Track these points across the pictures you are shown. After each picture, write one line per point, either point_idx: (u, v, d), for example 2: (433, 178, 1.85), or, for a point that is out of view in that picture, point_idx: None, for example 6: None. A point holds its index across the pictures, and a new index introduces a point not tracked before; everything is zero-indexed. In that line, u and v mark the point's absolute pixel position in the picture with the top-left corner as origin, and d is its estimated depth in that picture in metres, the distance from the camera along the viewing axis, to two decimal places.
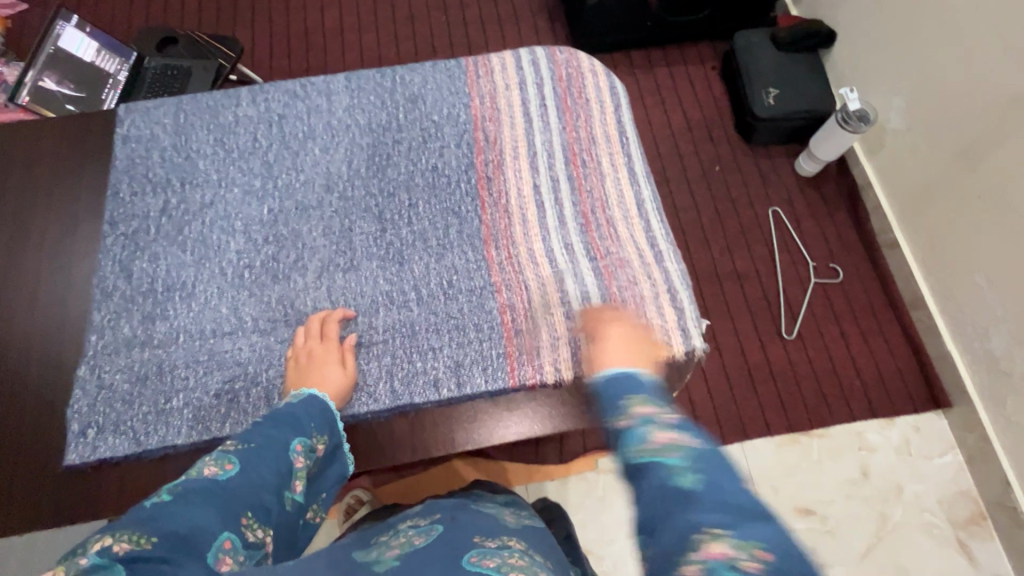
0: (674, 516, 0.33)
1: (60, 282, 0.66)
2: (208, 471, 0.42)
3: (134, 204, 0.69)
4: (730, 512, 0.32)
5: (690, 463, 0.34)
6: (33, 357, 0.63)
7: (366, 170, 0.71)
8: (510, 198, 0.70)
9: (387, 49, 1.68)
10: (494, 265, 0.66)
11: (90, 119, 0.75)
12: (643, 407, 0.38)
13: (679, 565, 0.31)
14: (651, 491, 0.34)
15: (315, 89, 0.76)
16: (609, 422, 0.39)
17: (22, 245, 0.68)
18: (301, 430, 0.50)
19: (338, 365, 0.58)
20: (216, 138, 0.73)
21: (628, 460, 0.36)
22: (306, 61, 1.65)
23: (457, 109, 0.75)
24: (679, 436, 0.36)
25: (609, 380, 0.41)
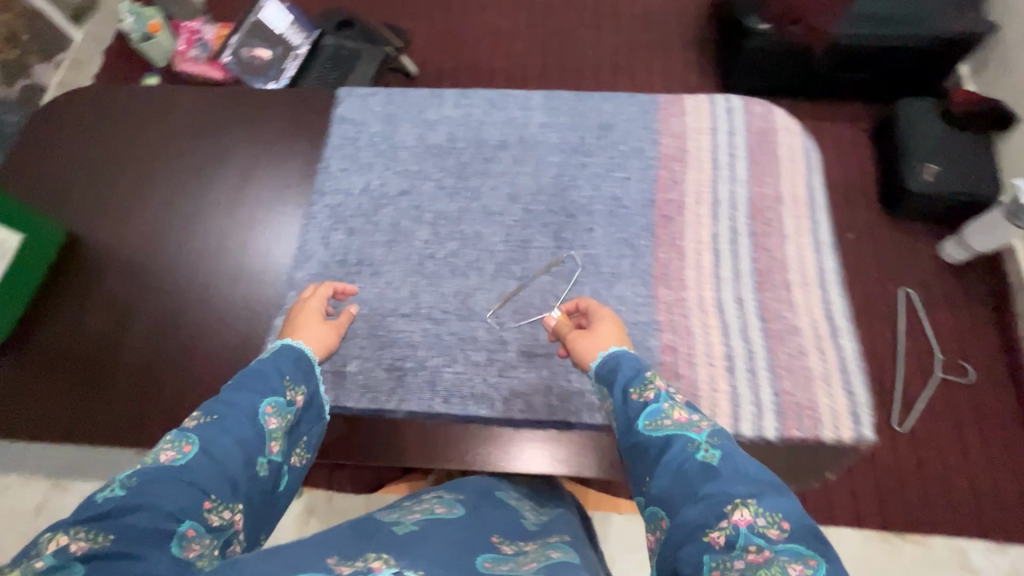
0: (700, 491, 0.43)
1: (273, 232, 0.75)
2: (166, 456, 0.46)
3: (341, 179, 0.76)
4: (751, 484, 0.42)
5: (710, 439, 0.46)
6: (241, 288, 0.72)
7: (552, 187, 0.74)
8: (686, 241, 0.70)
9: (534, 61, 1.73)
10: (661, 304, 0.67)
11: (313, 94, 0.83)
12: (657, 382, 0.53)
13: (703, 532, 0.40)
14: (671, 459, 0.46)
15: (514, 102, 0.80)
16: (631, 394, 0.53)
17: (244, 190, 0.78)
18: (271, 389, 0.55)
19: (319, 313, 0.65)
20: (419, 132, 0.78)
21: (646, 431, 0.49)
22: (457, 61, 1.75)
23: (646, 143, 0.76)
24: (693, 413, 0.49)
25: (617, 365, 0.55)
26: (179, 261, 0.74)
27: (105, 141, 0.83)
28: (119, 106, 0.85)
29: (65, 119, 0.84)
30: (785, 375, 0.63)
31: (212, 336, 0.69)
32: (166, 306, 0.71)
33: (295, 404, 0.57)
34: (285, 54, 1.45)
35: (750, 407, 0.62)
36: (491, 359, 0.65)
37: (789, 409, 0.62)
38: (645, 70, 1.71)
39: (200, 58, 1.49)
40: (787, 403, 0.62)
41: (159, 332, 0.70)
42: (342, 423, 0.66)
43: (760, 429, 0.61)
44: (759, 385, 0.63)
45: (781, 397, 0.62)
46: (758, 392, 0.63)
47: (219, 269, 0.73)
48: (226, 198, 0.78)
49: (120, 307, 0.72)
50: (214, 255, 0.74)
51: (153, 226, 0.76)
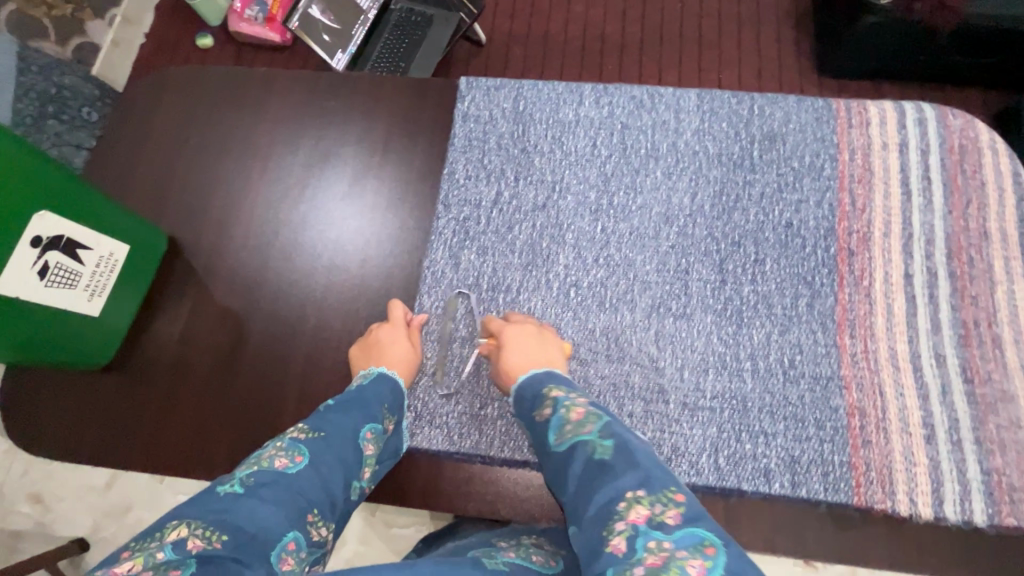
0: (600, 491, 0.40)
1: (371, 231, 0.67)
2: (278, 463, 0.44)
3: (468, 188, 0.68)
4: (639, 472, 0.40)
5: (602, 435, 0.44)
6: (319, 276, 0.66)
7: (711, 208, 0.64)
8: (875, 281, 0.61)
9: (613, 29, 1.38)
10: (846, 355, 0.58)
11: (429, 82, 0.72)
12: (557, 392, 0.50)
13: (606, 539, 0.37)
14: (579, 465, 0.43)
15: (664, 102, 0.69)
16: (536, 415, 0.50)
17: (331, 174, 0.71)
18: (372, 416, 0.52)
19: (404, 333, 0.59)
20: (554, 135, 0.69)
21: (557, 446, 0.46)
22: (528, 26, 1.41)
23: (822, 159, 0.66)
24: (588, 411, 0.47)
25: (528, 387, 0.52)
26: (290, 276, 0.67)
27: (198, 133, 0.74)
28: (210, 90, 0.76)
29: (153, 107, 0.76)
30: (996, 450, 0.55)
31: (295, 332, 0.64)
32: (281, 330, 0.64)
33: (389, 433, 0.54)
34: (353, 19, 1.26)
35: (954, 484, 0.54)
36: (648, 410, 0.58)
37: (1001, 491, 0.53)
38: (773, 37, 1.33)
39: (257, 19, 1.37)
40: (999, 484, 0.53)
41: (241, 320, 0.65)
42: (483, 470, 0.58)
43: (968, 514, 0.53)
44: (966, 460, 0.54)
45: (992, 476, 0.54)
46: (964, 467, 0.54)
47: (297, 255, 0.67)
48: (311, 180, 0.71)
49: (229, 327, 0.65)
50: (291, 238, 0.68)
51: (258, 232, 0.69)
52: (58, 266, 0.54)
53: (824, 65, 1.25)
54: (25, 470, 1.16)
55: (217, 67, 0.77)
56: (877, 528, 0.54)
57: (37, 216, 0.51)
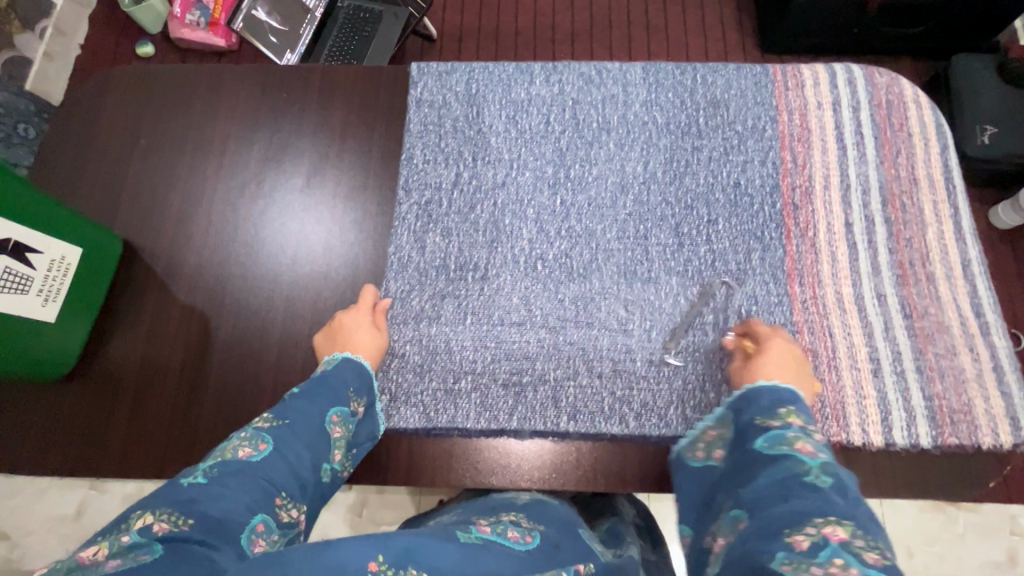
0: (797, 501, 0.37)
1: (333, 220, 0.68)
2: (242, 452, 0.43)
3: (428, 171, 0.68)
4: (851, 513, 0.37)
5: (823, 470, 0.40)
6: (284, 268, 0.66)
7: (664, 174, 0.67)
8: (819, 231, 0.64)
9: (565, 20, 1.40)
10: (797, 302, 0.62)
11: (381, 70, 0.73)
12: (796, 418, 0.45)
13: (787, 531, 0.36)
14: (774, 477, 0.40)
15: (612, 77, 0.72)
16: (755, 419, 0.46)
17: (287, 167, 0.70)
18: (339, 400, 0.51)
19: (371, 321, 0.60)
20: (509, 115, 0.71)
21: (762, 448, 0.43)
22: (479, 18, 1.41)
23: (763, 122, 0.69)
24: (819, 447, 0.42)
25: (758, 391, 0.48)
26: (256, 270, 0.66)
27: (148, 134, 0.72)
28: (157, 90, 0.74)
29: (98, 112, 0.74)
30: (936, 378, 0.59)
31: (263, 326, 0.64)
32: (250, 324, 0.64)
33: (357, 415, 0.54)
34: (301, 19, 1.25)
35: (901, 411, 0.58)
36: (617, 370, 0.60)
37: (942, 415, 0.57)
38: (720, 17, 1.37)
39: (199, 24, 1.34)
40: (940, 408, 0.58)
41: (206, 318, 0.64)
42: (461, 443, 0.59)
43: (915, 438, 0.57)
44: (909, 389, 0.58)
45: (933, 401, 0.58)
46: (908, 396, 0.58)
47: (259, 250, 0.67)
48: (268, 173, 0.70)
49: (195, 326, 0.64)
50: (251, 233, 0.68)
51: (219, 230, 0.68)
52: (9, 271, 0.53)
53: (767, 45, 1.30)
54: None
55: (162, 66, 0.76)
56: (835, 460, 0.57)
57: None
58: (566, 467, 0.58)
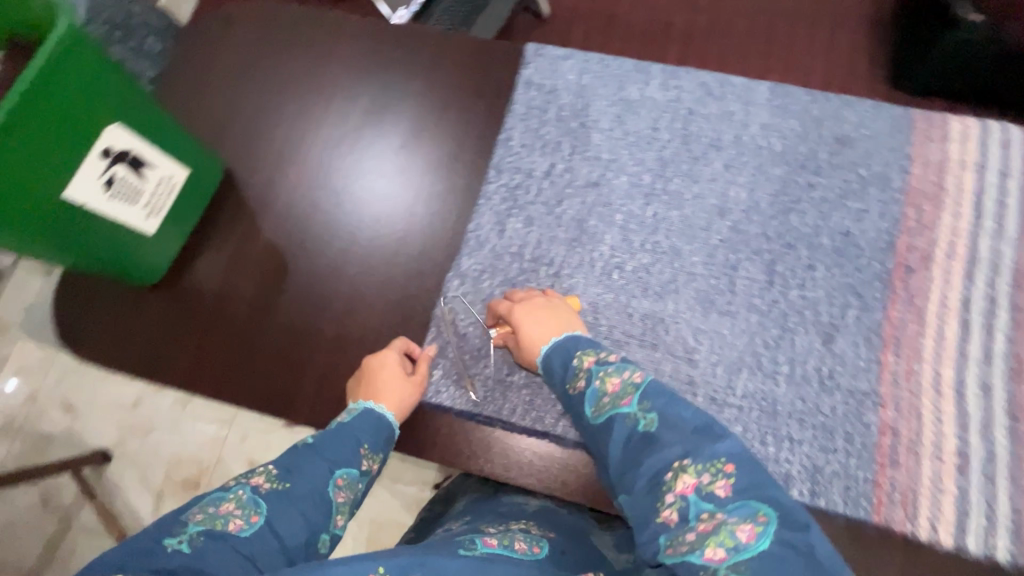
0: (646, 462, 0.45)
1: (420, 187, 0.68)
2: (232, 524, 0.44)
3: (523, 156, 0.67)
4: (688, 441, 0.44)
5: (641, 406, 0.48)
6: (366, 225, 0.67)
7: (769, 206, 0.63)
8: (930, 302, 0.58)
9: (680, 18, 1.31)
10: (887, 373, 0.57)
11: (497, 45, 0.71)
12: (587, 360, 0.52)
13: (658, 510, 0.43)
14: (619, 439, 0.47)
15: (734, 92, 0.67)
16: (568, 389, 0.52)
17: (388, 126, 0.71)
18: (344, 461, 0.51)
19: (397, 366, 0.57)
20: (616, 113, 0.68)
21: (592, 418, 0.50)
22: (595, 4, 1.35)
23: (893, 170, 0.63)
24: (626, 381, 0.49)
25: (550, 359, 0.55)
26: (339, 220, 0.67)
27: (263, 70, 0.75)
28: (280, 28, 0.76)
29: (222, 41, 0.77)
30: None
31: (335, 276, 0.65)
32: (324, 272, 0.65)
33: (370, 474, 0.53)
34: None
35: (981, 517, 0.52)
36: None
37: None
38: (858, 37, 1.21)
39: None
40: None
41: (286, 259, 0.66)
42: (501, 435, 0.58)
43: (991, 549, 0.51)
44: (997, 495, 0.53)
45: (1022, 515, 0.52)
46: (993, 502, 0.53)
47: (346, 202, 0.68)
48: (369, 129, 0.71)
49: (274, 264, 0.66)
50: (341, 184, 0.69)
51: (312, 175, 0.70)
52: (123, 181, 0.55)
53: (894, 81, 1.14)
54: (61, 378, 1.23)
55: (288, 6, 0.77)
56: (891, 549, 0.52)
57: (107, 128, 0.52)
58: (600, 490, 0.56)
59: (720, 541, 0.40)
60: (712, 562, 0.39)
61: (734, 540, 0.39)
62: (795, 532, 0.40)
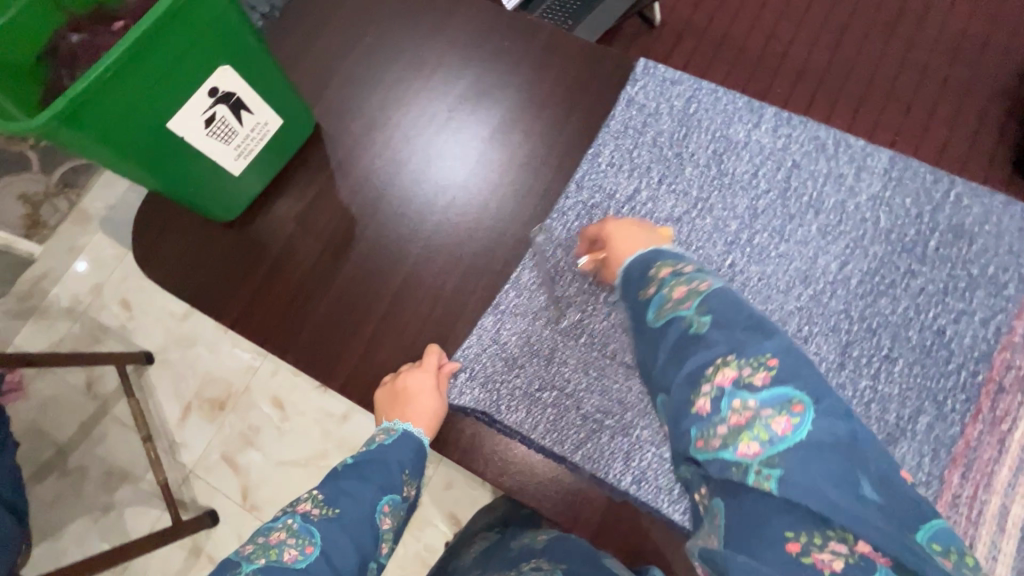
0: (687, 360, 0.40)
1: (498, 183, 0.66)
2: (288, 555, 0.45)
3: (608, 176, 0.64)
4: (733, 340, 0.39)
5: (697, 307, 0.42)
6: (437, 209, 0.66)
7: (859, 284, 0.58)
8: (1015, 430, 0.53)
9: (797, 50, 1.17)
10: (947, 493, 0.52)
11: (609, 55, 0.69)
12: (666, 270, 0.48)
13: (692, 403, 0.39)
14: (670, 339, 0.42)
15: (849, 153, 0.62)
16: (637, 296, 0.48)
17: (480, 115, 0.70)
18: (388, 487, 0.51)
19: (430, 387, 0.57)
20: (716, 150, 0.64)
21: (650, 321, 0.45)
22: (710, 19, 1.23)
23: (1009, 275, 0.57)
24: (691, 286, 0.44)
25: (632, 271, 0.51)
26: (413, 196, 0.67)
27: (372, 33, 0.75)
28: None
29: None
30: None
31: (397, 252, 0.65)
32: (387, 247, 0.65)
33: (409, 501, 0.53)
34: None
35: None
36: None
37: None
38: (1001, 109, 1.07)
39: None
40: None
41: (353, 225, 0.67)
42: (521, 450, 0.58)
43: None
44: None
45: None
46: None
47: (422, 182, 0.68)
48: (461, 113, 0.70)
49: (341, 227, 0.67)
50: (421, 162, 0.69)
51: (397, 146, 0.70)
52: (222, 121, 0.58)
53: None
54: (125, 277, 1.30)
55: None
56: None
57: (218, 69, 0.54)
58: (613, 527, 0.56)
59: (755, 434, 0.36)
60: (746, 457, 0.35)
61: (768, 434, 0.35)
62: (840, 426, 0.35)
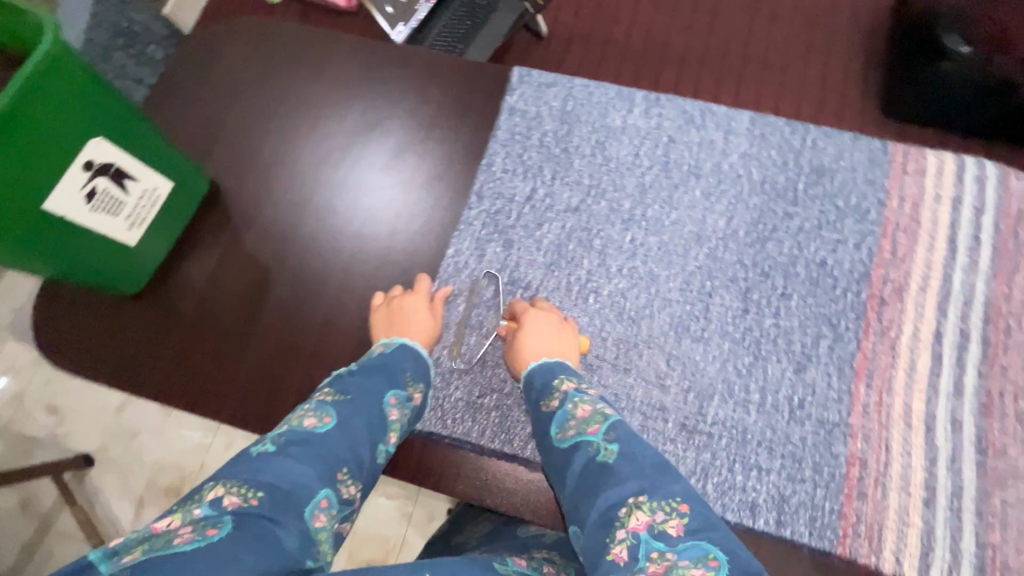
0: (602, 493, 0.43)
1: (402, 208, 0.68)
2: (307, 422, 0.46)
3: (505, 182, 0.68)
4: (643, 479, 0.43)
5: (608, 439, 0.47)
6: (347, 243, 0.67)
7: (745, 235, 0.63)
8: (902, 334, 0.59)
9: (676, 41, 1.26)
10: (858, 404, 0.57)
11: (485, 68, 0.73)
12: (568, 386, 0.52)
13: (608, 547, 0.40)
14: (580, 463, 0.46)
15: (715, 120, 0.68)
16: (543, 405, 0.53)
17: (374, 147, 0.72)
18: (396, 382, 0.53)
19: (422, 303, 0.60)
20: (598, 139, 0.69)
21: (560, 442, 0.49)
22: (592, 26, 1.30)
23: (869, 202, 0.64)
24: (598, 413, 0.49)
25: (532, 374, 0.55)
26: (323, 234, 0.68)
27: (255, 85, 0.76)
28: (275, 47, 0.78)
29: (216, 54, 0.78)
30: (996, 525, 0.53)
31: (314, 293, 0.65)
32: (305, 287, 0.66)
33: (413, 401, 0.54)
34: None
35: (945, 551, 0.52)
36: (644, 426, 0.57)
37: (993, 568, 0.52)
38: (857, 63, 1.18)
39: None
40: (992, 560, 0.52)
41: (267, 275, 0.67)
42: (471, 458, 0.59)
43: None
44: (962, 529, 0.53)
45: (986, 550, 0.52)
46: (958, 538, 0.53)
47: (329, 219, 0.69)
48: (355, 148, 0.72)
49: (256, 279, 0.67)
50: (324, 201, 0.70)
51: (298, 190, 0.71)
52: (105, 193, 0.56)
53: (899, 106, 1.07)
54: (47, 380, 1.22)
55: (283, 24, 0.79)
56: None
57: (91, 142, 0.53)
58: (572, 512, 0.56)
59: None
60: None
61: None
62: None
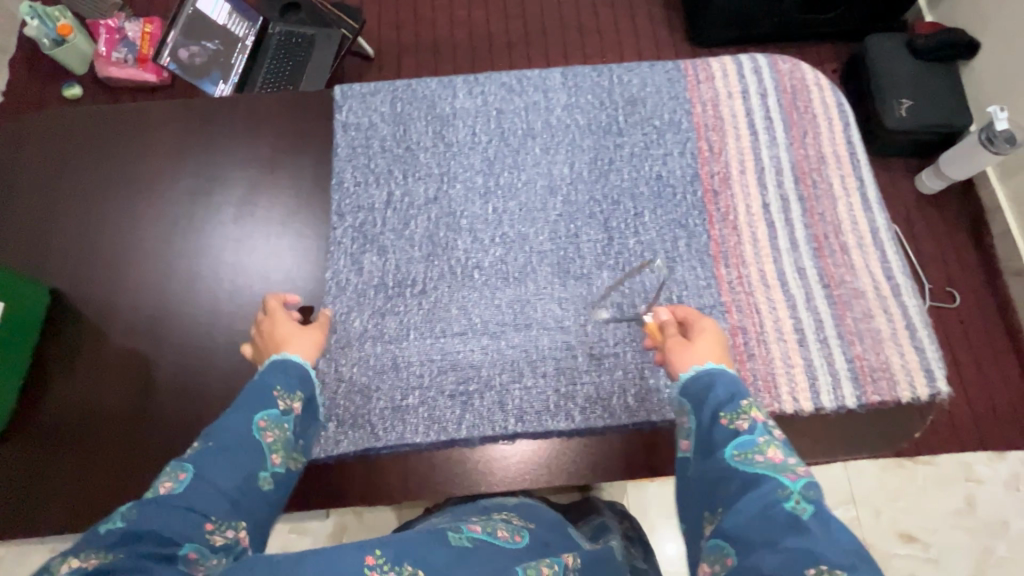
0: (780, 544, 0.35)
1: (265, 250, 0.67)
2: (163, 488, 0.42)
3: (360, 194, 0.69)
4: (842, 553, 0.34)
5: (802, 490, 0.38)
6: (223, 305, 0.65)
7: (590, 173, 0.69)
8: (738, 214, 0.68)
9: (497, 29, 1.33)
10: (724, 283, 0.65)
11: (307, 97, 0.73)
12: (756, 413, 0.44)
13: None
14: (759, 498, 0.38)
15: (532, 84, 0.74)
16: (718, 415, 0.45)
17: (219, 200, 0.70)
18: (263, 404, 0.49)
19: (284, 316, 0.57)
20: (435, 130, 0.72)
21: (736, 461, 0.41)
22: (415, 36, 1.34)
23: (679, 114, 0.72)
24: (792, 458, 0.40)
25: (710, 377, 0.47)
26: (195, 300, 0.66)
27: (70, 178, 0.71)
28: (83, 131, 0.73)
29: (14, 161, 0.72)
30: (855, 340, 0.63)
31: (200, 362, 0.63)
32: (191, 358, 0.63)
33: (293, 411, 0.51)
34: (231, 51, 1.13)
35: (826, 376, 0.61)
36: (559, 368, 0.62)
37: (864, 374, 0.61)
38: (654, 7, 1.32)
39: (127, 61, 1.23)
40: (862, 368, 0.61)
41: (145, 360, 0.63)
42: (415, 457, 0.60)
43: (841, 399, 0.60)
44: (832, 354, 0.62)
45: (855, 363, 0.62)
46: (833, 362, 0.62)
47: (195, 286, 0.66)
48: (200, 208, 0.70)
49: (136, 369, 0.63)
50: (181, 269, 0.67)
51: (151, 267, 0.67)
52: None
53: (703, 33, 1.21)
54: None
55: (80, 110, 0.75)
56: None
57: None
58: (520, 465, 0.59)
59: None
60: None
61: None
62: None
